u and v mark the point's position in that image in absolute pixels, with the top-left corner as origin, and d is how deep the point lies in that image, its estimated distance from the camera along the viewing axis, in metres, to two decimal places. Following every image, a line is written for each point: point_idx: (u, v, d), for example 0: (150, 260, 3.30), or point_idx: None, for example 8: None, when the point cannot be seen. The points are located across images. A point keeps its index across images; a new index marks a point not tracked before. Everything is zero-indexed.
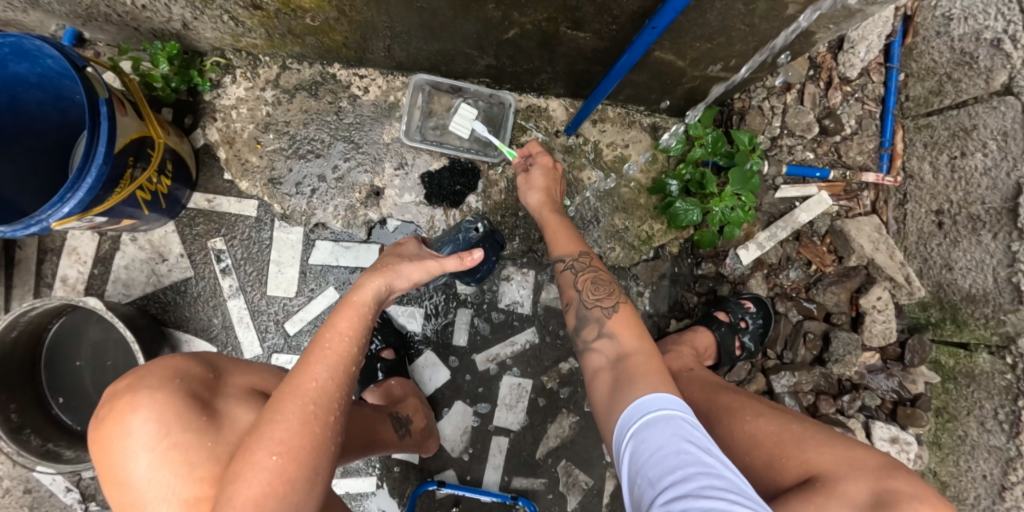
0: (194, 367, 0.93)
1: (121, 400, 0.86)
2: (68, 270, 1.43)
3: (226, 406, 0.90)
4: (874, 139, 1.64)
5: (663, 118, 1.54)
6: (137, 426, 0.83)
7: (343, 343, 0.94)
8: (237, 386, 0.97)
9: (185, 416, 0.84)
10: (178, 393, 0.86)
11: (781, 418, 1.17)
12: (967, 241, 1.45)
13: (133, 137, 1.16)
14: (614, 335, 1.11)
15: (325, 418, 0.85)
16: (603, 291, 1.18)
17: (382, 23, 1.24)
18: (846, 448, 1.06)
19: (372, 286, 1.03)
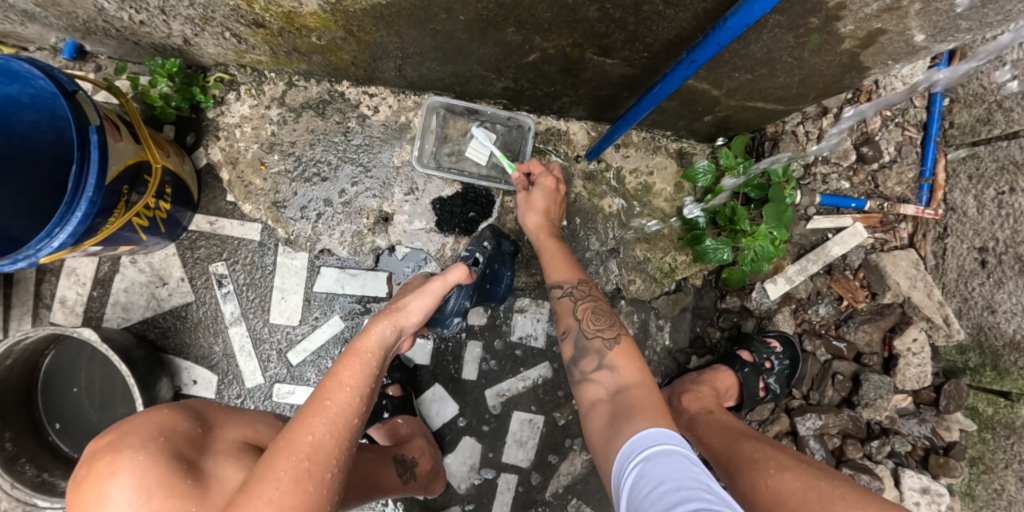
0: (183, 422, 0.81)
1: (99, 461, 0.72)
2: (67, 291, 1.38)
3: (217, 465, 0.78)
4: (914, 168, 1.54)
5: (690, 144, 1.45)
6: (114, 491, 0.70)
7: (345, 394, 0.87)
8: (228, 441, 0.84)
9: (171, 479, 0.71)
10: (164, 452, 0.74)
11: (810, 474, 1.03)
12: (1013, 284, 1.36)
13: (129, 163, 1.10)
14: (614, 368, 1.06)
15: (321, 479, 0.76)
16: (603, 321, 1.13)
17: (392, 44, 1.16)
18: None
19: (379, 330, 0.98)
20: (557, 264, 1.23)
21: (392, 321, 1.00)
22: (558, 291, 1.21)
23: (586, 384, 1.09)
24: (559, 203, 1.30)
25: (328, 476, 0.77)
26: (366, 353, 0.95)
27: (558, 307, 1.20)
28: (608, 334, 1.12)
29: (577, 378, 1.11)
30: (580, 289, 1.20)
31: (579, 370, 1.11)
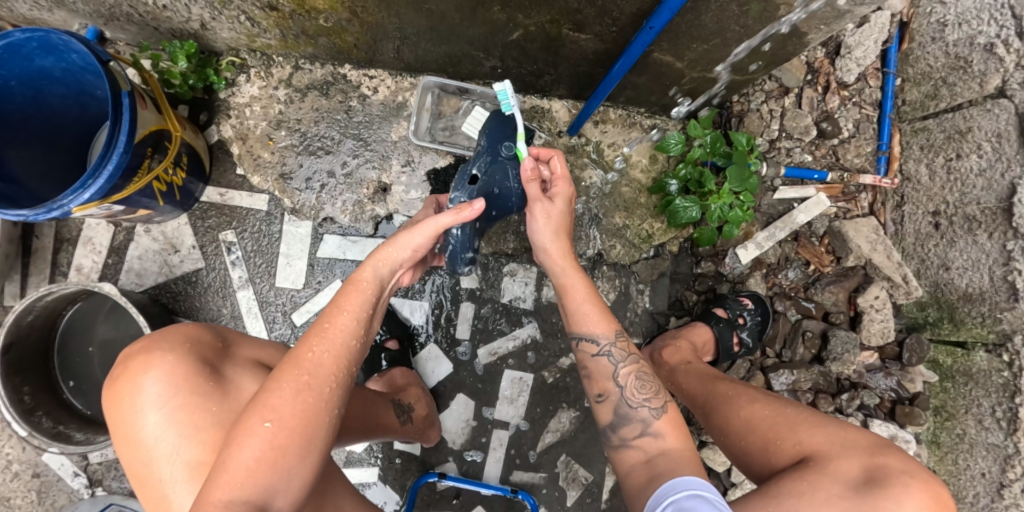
0: (207, 335, 0.91)
1: (135, 358, 0.84)
2: (83, 259, 1.47)
3: (234, 374, 0.88)
4: (871, 143, 1.66)
5: (663, 120, 1.59)
6: (148, 386, 0.82)
7: (343, 318, 0.93)
8: (245, 358, 0.94)
9: (193, 380, 0.82)
10: (188, 358, 0.84)
11: (777, 403, 1.20)
12: (963, 242, 1.47)
13: (152, 130, 1.21)
14: (661, 436, 1.04)
15: (322, 389, 0.85)
16: (649, 389, 1.08)
17: (391, 25, 1.29)
18: (838, 429, 1.10)
19: (375, 265, 1.01)
20: (595, 317, 1.15)
21: (387, 255, 1.01)
22: (592, 347, 1.14)
23: (627, 452, 1.05)
24: (565, 219, 1.20)
25: (329, 387, 0.86)
26: (364, 283, 0.99)
27: (592, 366, 1.14)
28: (654, 402, 1.08)
29: (615, 444, 1.07)
30: (625, 350, 1.13)
31: (617, 436, 1.07)
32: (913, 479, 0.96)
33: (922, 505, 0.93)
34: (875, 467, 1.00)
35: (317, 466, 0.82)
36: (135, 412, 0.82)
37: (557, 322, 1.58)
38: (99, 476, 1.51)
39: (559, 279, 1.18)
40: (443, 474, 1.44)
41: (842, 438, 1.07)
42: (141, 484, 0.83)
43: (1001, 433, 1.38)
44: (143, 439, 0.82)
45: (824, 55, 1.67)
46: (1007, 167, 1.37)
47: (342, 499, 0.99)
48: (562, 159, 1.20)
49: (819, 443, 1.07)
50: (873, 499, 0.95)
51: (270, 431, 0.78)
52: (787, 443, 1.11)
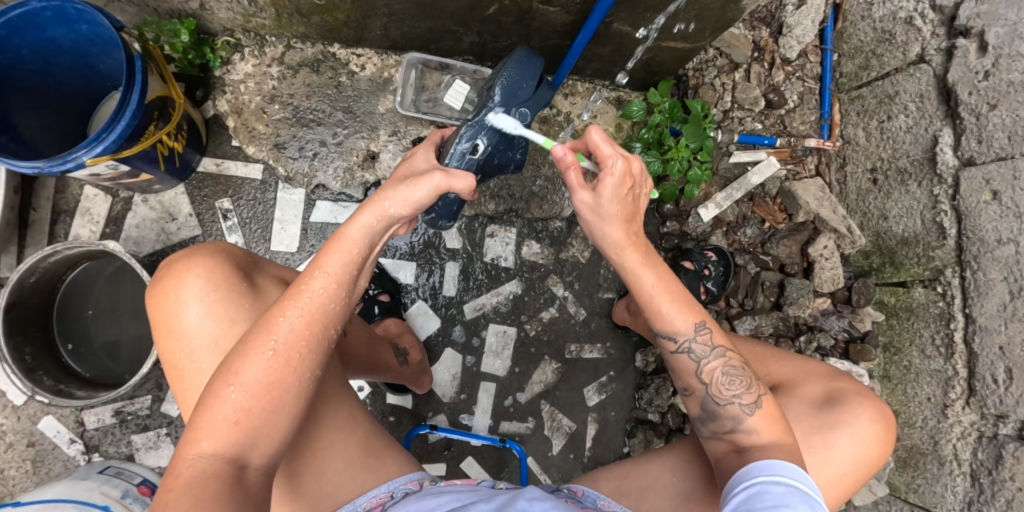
0: (238, 250, 1.09)
1: (179, 261, 1.01)
2: (82, 229, 1.53)
3: (262, 282, 1.06)
4: (814, 112, 1.85)
5: (626, 93, 1.76)
6: (189, 281, 0.98)
7: (321, 284, 0.90)
8: (270, 272, 1.13)
9: (230, 279, 1.00)
10: (224, 262, 1.02)
11: (747, 343, 1.29)
12: (898, 192, 1.64)
13: (159, 94, 1.30)
14: (755, 431, 0.93)
15: (295, 357, 0.86)
16: (739, 383, 0.97)
17: (380, 2, 1.38)
18: (801, 361, 1.20)
19: (360, 223, 0.92)
20: (676, 316, 0.98)
21: (368, 214, 0.93)
22: (670, 345, 1.00)
23: (717, 445, 0.98)
24: (630, 198, 0.97)
25: (301, 355, 0.87)
26: (346, 241, 0.92)
27: (672, 363, 1.02)
28: (747, 396, 0.96)
29: (705, 436, 1.00)
30: (710, 344, 0.99)
31: (707, 428, 1.00)
32: (865, 397, 1.08)
33: (872, 418, 1.05)
34: (835, 389, 1.10)
35: (288, 427, 0.86)
36: (174, 304, 0.98)
37: (537, 279, 1.69)
38: (95, 442, 1.53)
39: (624, 274, 0.99)
40: (434, 426, 1.49)
41: (805, 368, 1.17)
42: (174, 368, 0.99)
43: (941, 358, 1.51)
44: (181, 328, 0.98)
45: (768, 35, 1.86)
46: (929, 123, 1.53)
47: (358, 412, 1.12)
48: (598, 127, 0.93)
49: (785, 373, 1.17)
50: (834, 414, 1.05)
51: (238, 396, 0.82)
52: (757, 374, 1.19)
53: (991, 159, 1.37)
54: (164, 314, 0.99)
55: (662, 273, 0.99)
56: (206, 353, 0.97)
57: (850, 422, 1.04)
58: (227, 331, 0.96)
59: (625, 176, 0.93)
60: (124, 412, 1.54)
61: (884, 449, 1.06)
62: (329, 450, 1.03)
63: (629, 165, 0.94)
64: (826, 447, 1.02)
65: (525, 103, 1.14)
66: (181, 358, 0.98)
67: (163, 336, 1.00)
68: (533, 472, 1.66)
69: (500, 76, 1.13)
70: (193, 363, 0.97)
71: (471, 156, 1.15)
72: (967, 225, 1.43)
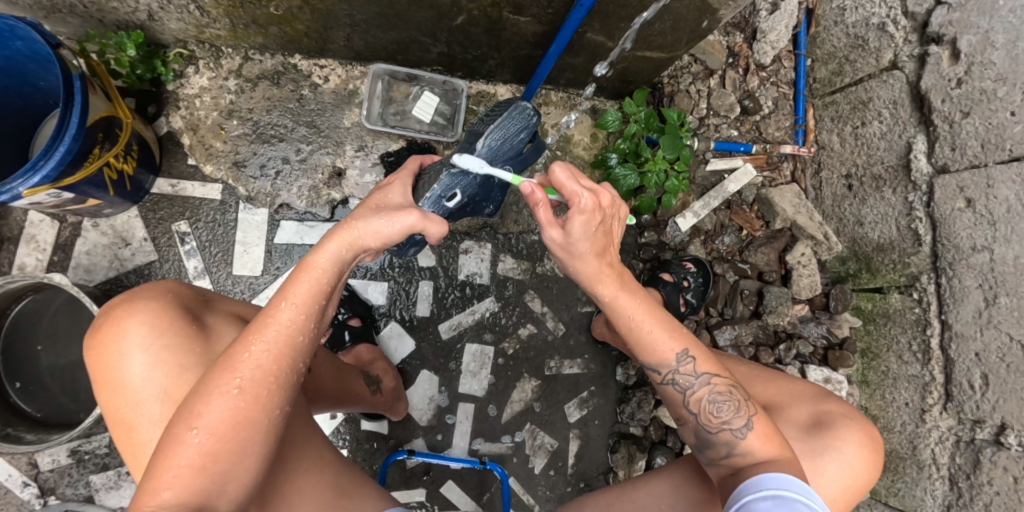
0: (186, 289, 1.02)
1: (119, 307, 0.93)
2: (27, 258, 1.41)
3: (214, 322, 0.99)
4: (789, 117, 1.83)
5: (601, 102, 1.72)
6: (132, 329, 0.91)
7: (288, 316, 0.83)
8: (224, 310, 1.06)
9: (178, 322, 0.93)
10: (170, 304, 0.94)
11: (729, 363, 1.26)
12: (873, 198, 1.64)
13: (103, 116, 1.20)
14: (750, 451, 0.88)
15: (263, 393, 0.80)
16: (727, 408, 0.91)
17: (341, 11, 1.31)
18: (787, 382, 1.18)
19: (326, 252, 0.84)
20: (659, 342, 0.93)
21: (345, 239, 0.85)
22: (656, 377, 0.95)
23: (716, 472, 0.92)
24: (603, 231, 0.91)
25: (270, 391, 0.80)
26: (314, 271, 0.85)
27: (661, 394, 0.97)
28: (738, 419, 0.90)
29: (706, 464, 0.95)
30: (695, 372, 0.93)
31: (705, 456, 0.94)
32: (852, 420, 1.07)
33: (859, 443, 1.04)
34: (822, 412, 1.08)
35: (257, 469, 0.80)
36: (117, 356, 0.90)
37: (514, 295, 1.65)
38: (51, 485, 1.38)
39: (603, 307, 0.94)
40: (412, 451, 1.43)
41: (791, 390, 1.15)
42: (118, 424, 0.91)
43: (918, 364, 1.51)
44: (126, 380, 0.90)
45: (742, 41, 1.85)
46: (903, 130, 1.53)
47: (324, 451, 1.06)
48: (563, 163, 0.87)
49: (771, 396, 1.15)
50: (822, 439, 1.03)
51: (199, 439, 0.76)
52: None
53: (964, 166, 1.37)
54: (105, 366, 0.91)
55: (642, 301, 0.93)
56: (156, 404, 0.89)
57: (838, 448, 1.02)
58: (177, 378, 0.90)
59: (594, 211, 0.88)
60: (81, 451, 1.40)
61: (871, 473, 1.04)
62: (298, 495, 0.95)
63: (599, 199, 0.88)
64: (816, 475, 1.00)
65: (510, 159, 1.14)
66: (127, 412, 0.90)
67: (105, 390, 0.92)
68: (515, 493, 1.62)
69: (491, 126, 1.10)
70: (139, 416, 0.89)
71: (447, 203, 1.11)
72: (942, 232, 1.43)
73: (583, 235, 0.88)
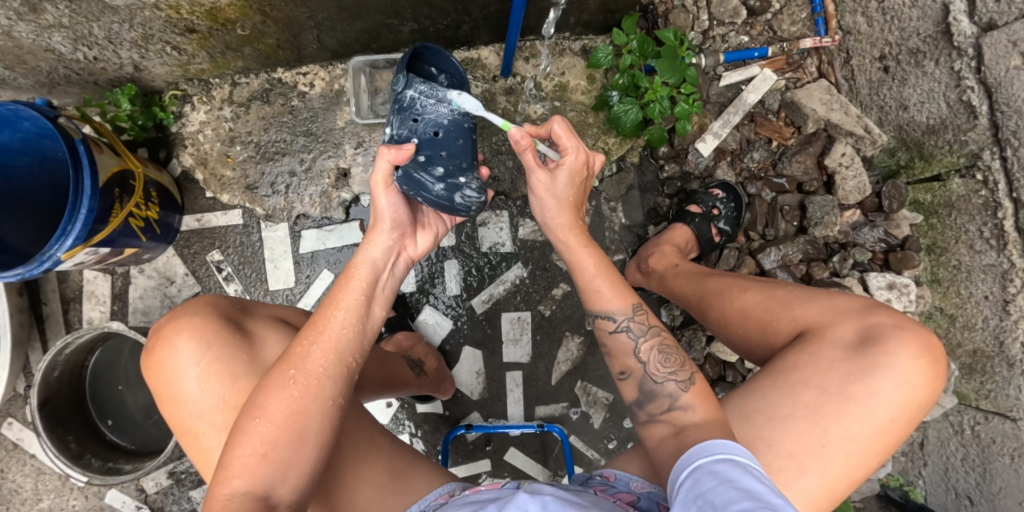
0: (225, 301, 1.04)
1: (166, 328, 0.97)
2: (92, 312, 1.57)
3: (257, 328, 1.01)
4: (804, 8, 1.66)
5: (591, 39, 1.61)
6: (182, 345, 0.94)
7: (338, 314, 0.87)
8: (265, 315, 1.07)
9: (223, 333, 0.95)
10: (212, 317, 0.97)
11: (767, 288, 1.23)
12: (914, 76, 1.45)
13: (114, 172, 1.28)
14: (690, 407, 0.91)
15: (316, 384, 0.81)
16: (674, 361, 0.97)
17: (302, 15, 1.31)
18: (829, 299, 1.13)
19: (364, 252, 0.93)
20: (608, 293, 1.05)
21: (375, 240, 0.94)
22: (609, 324, 1.04)
23: (654, 428, 0.92)
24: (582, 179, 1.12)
25: (322, 382, 0.82)
26: (355, 272, 0.92)
27: (610, 343, 1.04)
28: (680, 374, 0.96)
29: (642, 421, 0.95)
30: (647, 322, 1.03)
31: (644, 411, 0.96)
32: (904, 330, 1.00)
33: (915, 355, 0.97)
34: (869, 326, 1.02)
35: (319, 455, 0.80)
36: (173, 372, 0.94)
37: (541, 257, 1.60)
38: (159, 504, 1.56)
39: (568, 256, 1.10)
40: (469, 424, 1.47)
41: (834, 307, 1.10)
42: (186, 435, 0.95)
43: (993, 251, 1.34)
44: (184, 394, 0.94)
45: None
46: None
47: (378, 436, 1.05)
48: (562, 120, 1.03)
49: (813, 316, 1.10)
50: (870, 356, 0.98)
51: (262, 428, 0.78)
52: (783, 323, 1.14)
53: (1013, 18, 1.20)
54: (164, 381, 0.95)
55: (600, 257, 1.08)
56: (217, 412, 0.92)
57: (891, 362, 0.96)
58: (230, 385, 0.92)
59: (582, 167, 1.07)
60: (177, 471, 1.56)
61: (933, 385, 0.98)
62: (358, 480, 0.96)
63: (587, 157, 1.07)
64: (868, 395, 0.95)
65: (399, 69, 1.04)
66: (192, 422, 0.93)
67: (168, 405, 0.96)
68: (578, 450, 1.63)
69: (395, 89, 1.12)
70: (204, 425, 0.92)
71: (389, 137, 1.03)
72: (999, 98, 1.25)
73: (563, 176, 1.06)
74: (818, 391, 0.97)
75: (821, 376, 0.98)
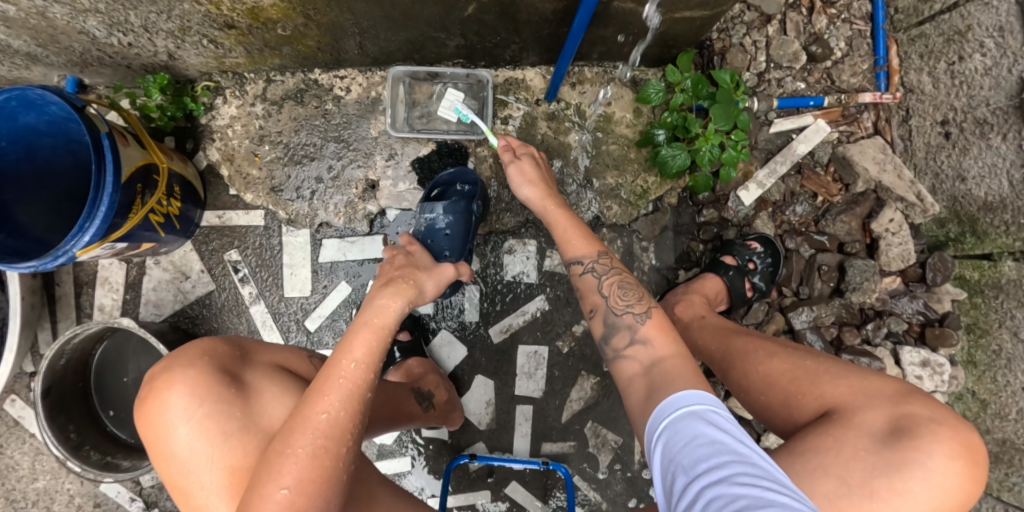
0: (222, 346, 0.99)
1: (158, 379, 0.93)
2: (105, 298, 1.54)
3: (253, 378, 0.96)
4: (867, 59, 1.58)
5: (643, 70, 1.54)
6: (174, 399, 0.91)
7: (358, 370, 0.87)
8: (263, 361, 1.02)
9: (216, 387, 0.91)
10: (206, 369, 0.93)
11: (795, 356, 1.18)
12: (978, 148, 1.38)
13: (139, 166, 1.24)
14: (648, 340, 1.02)
15: (336, 446, 0.81)
16: (632, 296, 1.08)
17: (346, 21, 1.25)
18: (861, 377, 1.07)
19: (381, 312, 0.97)
20: (578, 243, 1.18)
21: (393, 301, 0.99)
22: (578, 268, 1.17)
23: (621, 363, 1.03)
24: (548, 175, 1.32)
25: (343, 442, 0.82)
26: (374, 325, 0.94)
27: (580, 285, 1.16)
28: (639, 307, 1.07)
29: (609, 357, 1.06)
30: (608, 265, 1.15)
31: (610, 347, 1.06)
32: (939, 425, 0.95)
33: (949, 455, 0.93)
34: (902, 416, 0.98)
35: None
36: (163, 427, 0.90)
37: (565, 291, 1.55)
38: (154, 498, 1.56)
39: (546, 217, 1.25)
40: (474, 454, 1.44)
41: (866, 388, 1.05)
42: (178, 490, 0.90)
43: None
44: (175, 449, 0.90)
45: None
46: (1013, 62, 1.27)
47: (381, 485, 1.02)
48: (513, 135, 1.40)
49: (842, 395, 1.05)
50: (900, 450, 0.93)
51: (284, 497, 0.76)
52: (809, 397, 1.09)
53: None
54: (154, 436, 0.91)
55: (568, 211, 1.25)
56: (209, 470, 0.88)
57: (922, 460, 0.92)
58: (223, 443, 0.88)
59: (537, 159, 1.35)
60: None
61: (965, 488, 0.93)
62: None
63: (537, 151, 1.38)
64: (895, 493, 0.91)
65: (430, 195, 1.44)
66: (184, 479, 0.89)
67: (158, 459, 0.92)
68: (581, 490, 1.59)
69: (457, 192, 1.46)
70: (194, 484, 0.88)
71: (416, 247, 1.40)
72: None
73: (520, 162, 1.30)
74: (840, 482, 0.92)
75: (846, 465, 0.94)
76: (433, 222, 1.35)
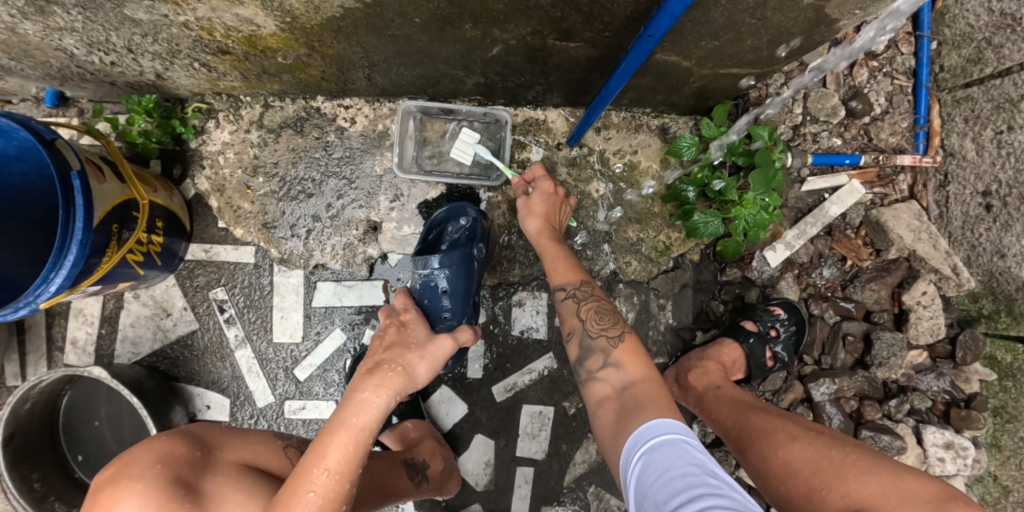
0: (180, 448, 0.93)
1: (107, 490, 0.88)
2: (78, 331, 1.40)
3: (213, 486, 0.91)
4: (907, 117, 1.47)
5: (673, 118, 1.44)
6: None
7: (330, 481, 0.88)
8: (226, 461, 0.96)
9: (169, 505, 0.85)
10: (160, 480, 0.87)
11: (819, 444, 1.03)
12: (1022, 226, 1.30)
13: (117, 203, 1.11)
14: (619, 366, 1.03)
15: None
16: (606, 322, 1.09)
17: (356, 55, 1.13)
18: (893, 475, 0.92)
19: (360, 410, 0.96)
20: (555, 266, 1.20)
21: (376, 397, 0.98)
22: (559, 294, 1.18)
23: (593, 386, 1.04)
24: (557, 208, 1.28)
25: None
26: (350, 427, 0.93)
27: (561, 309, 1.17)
28: (612, 332, 1.08)
29: (581, 378, 1.08)
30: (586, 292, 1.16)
31: (584, 369, 1.07)
32: None
33: None
34: None
35: None
36: None
37: None
38: None
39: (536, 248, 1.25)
40: None
41: (900, 490, 0.89)
42: None
43: None
44: None
45: None
46: None
47: None
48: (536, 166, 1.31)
49: (872, 496, 0.89)
50: None
51: None
52: (834, 494, 0.92)
53: None
54: None
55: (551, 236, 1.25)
56: None
57: None
58: None
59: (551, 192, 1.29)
60: None
61: None
62: None
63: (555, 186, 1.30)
64: None
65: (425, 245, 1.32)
66: None
67: None
68: None
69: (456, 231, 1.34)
70: None
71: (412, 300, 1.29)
72: None
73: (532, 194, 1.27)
74: None
75: None
76: (429, 279, 1.23)
